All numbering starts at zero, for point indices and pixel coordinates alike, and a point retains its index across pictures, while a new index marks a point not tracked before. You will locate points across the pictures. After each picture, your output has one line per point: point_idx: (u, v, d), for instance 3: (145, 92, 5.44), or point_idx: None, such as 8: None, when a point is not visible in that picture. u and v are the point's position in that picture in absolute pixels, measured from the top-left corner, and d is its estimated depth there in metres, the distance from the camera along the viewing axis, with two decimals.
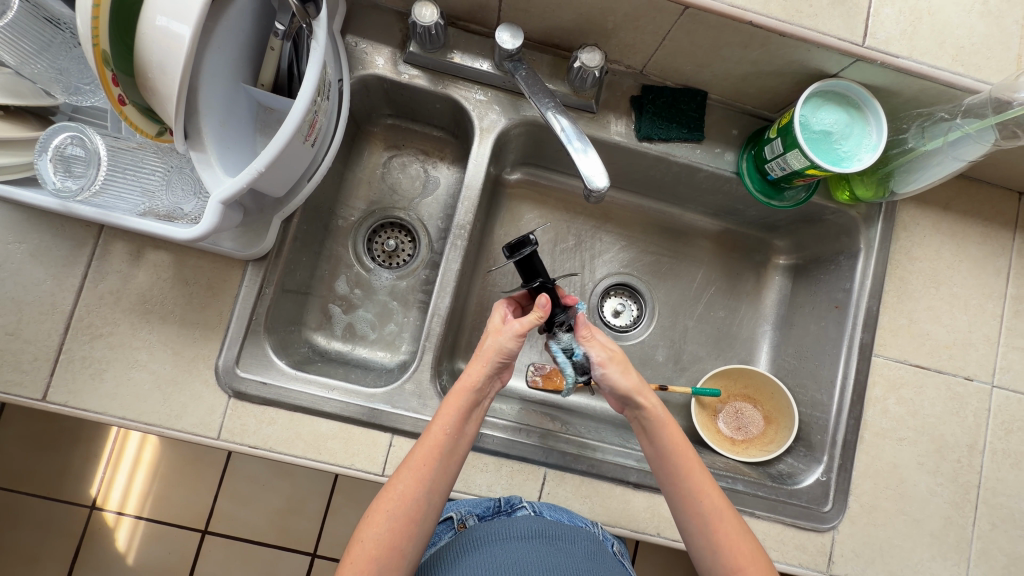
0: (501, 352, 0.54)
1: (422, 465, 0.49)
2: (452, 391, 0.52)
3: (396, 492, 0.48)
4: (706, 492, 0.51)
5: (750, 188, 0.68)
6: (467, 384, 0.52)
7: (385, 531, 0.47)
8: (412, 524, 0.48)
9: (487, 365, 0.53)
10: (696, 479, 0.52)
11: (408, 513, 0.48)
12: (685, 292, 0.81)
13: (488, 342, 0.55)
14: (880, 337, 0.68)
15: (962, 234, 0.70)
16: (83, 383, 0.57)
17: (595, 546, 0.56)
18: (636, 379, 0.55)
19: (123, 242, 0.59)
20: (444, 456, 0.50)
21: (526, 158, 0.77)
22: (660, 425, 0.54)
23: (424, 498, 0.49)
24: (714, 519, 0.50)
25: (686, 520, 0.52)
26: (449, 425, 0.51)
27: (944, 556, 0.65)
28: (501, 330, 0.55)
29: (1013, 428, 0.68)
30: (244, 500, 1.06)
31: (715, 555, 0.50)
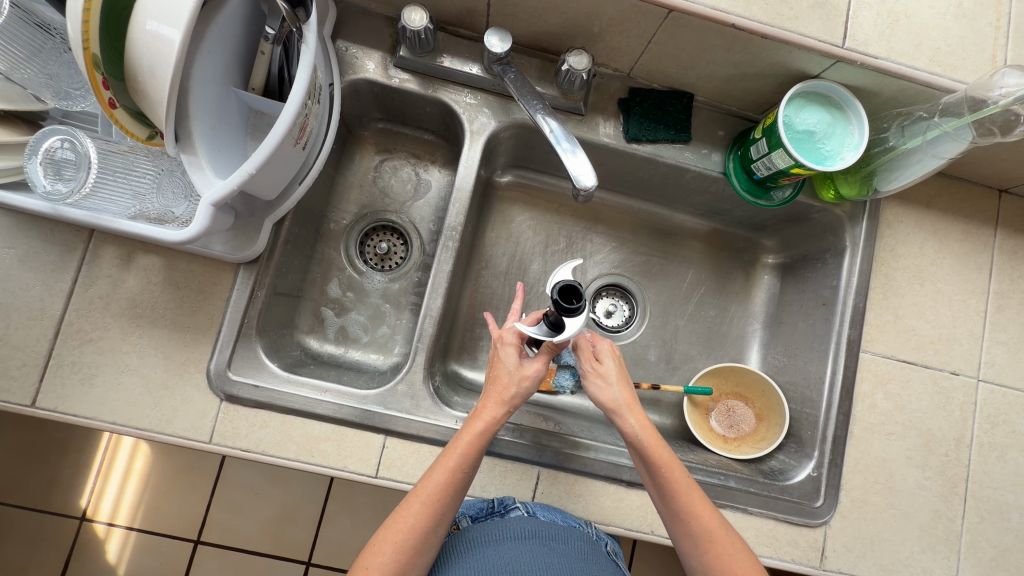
0: (522, 400, 0.54)
1: (435, 499, 0.49)
2: (471, 428, 0.51)
3: (405, 525, 0.48)
4: (695, 513, 0.52)
5: (737, 188, 0.69)
6: (486, 423, 0.52)
7: (390, 562, 0.47)
8: (417, 554, 0.48)
9: (510, 408, 0.53)
10: (685, 498, 0.52)
11: (416, 546, 0.48)
12: (676, 291, 0.82)
13: (515, 388, 0.53)
14: (867, 333, 0.69)
15: (944, 232, 0.72)
16: (73, 388, 0.57)
17: (589, 546, 0.56)
18: (615, 395, 0.55)
19: (113, 246, 0.59)
20: (459, 492, 0.50)
21: (517, 161, 0.78)
22: (641, 449, 0.53)
23: (434, 529, 0.49)
24: (703, 538, 0.51)
25: (679, 539, 0.53)
26: (466, 463, 0.51)
27: (934, 550, 0.66)
28: (530, 377, 0.54)
29: (998, 422, 0.69)
30: (237, 509, 1.05)
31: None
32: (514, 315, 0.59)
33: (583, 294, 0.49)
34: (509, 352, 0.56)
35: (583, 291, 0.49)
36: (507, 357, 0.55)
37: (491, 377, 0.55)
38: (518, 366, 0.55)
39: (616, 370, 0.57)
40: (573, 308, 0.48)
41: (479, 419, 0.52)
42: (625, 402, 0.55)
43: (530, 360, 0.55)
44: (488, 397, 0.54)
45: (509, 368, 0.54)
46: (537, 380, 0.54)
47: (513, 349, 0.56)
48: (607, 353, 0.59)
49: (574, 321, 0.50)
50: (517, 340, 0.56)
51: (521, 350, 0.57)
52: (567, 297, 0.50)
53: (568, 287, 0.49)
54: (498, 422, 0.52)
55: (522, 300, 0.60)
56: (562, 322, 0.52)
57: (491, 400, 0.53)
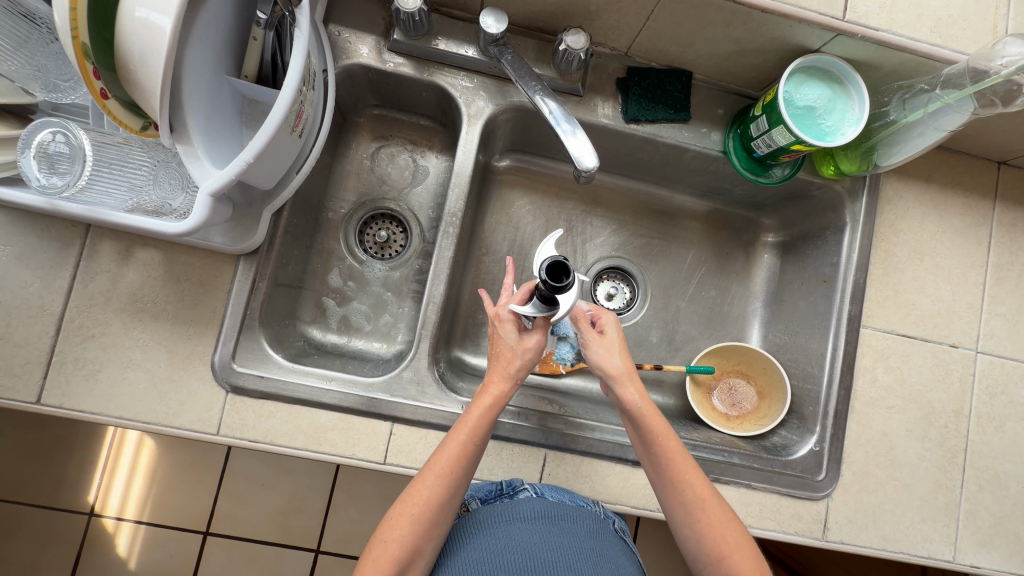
0: (526, 372, 0.55)
1: (449, 472, 0.50)
2: (480, 403, 0.52)
3: (421, 498, 0.49)
4: (688, 481, 0.53)
5: (737, 166, 0.68)
6: (495, 399, 0.53)
7: (409, 534, 0.48)
8: (433, 525, 0.49)
9: (516, 381, 0.54)
10: (679, 466, 0.53)
11: (432, 517, 0.49)
12: (676, 273, 0.82)
13: (519, 362, 0.54)
14: (867, 309, 0.69)
15: (943, 206, 0.72)
16: (78, 384, 0.57)
17: (597, 525, 0.57)
18: (618, 363, 0.56)
19: (111, 241, 0.58)
20: (471, 464, 0.51)
21: (515, 144, 0.77)
22: (639, 418, 0.54)
23: (449, 502, 0.50)
24: (695, 505, 0.53)
25: (670, 507, 0.54)
26: (478, 436, 0.51)
27: (933, 519, 0.68)
28: (532, 350, 0.55)
29: (997, 392, 0.70)
30: (245, 500, 1.06)
31: (700, 541, 0.53)
32: (508, 291, 0.59)
33: (571, 269, 0.49)
34: (509, 328, 0.55)
35: (571, 266, 0.49)
36: (507, 333, 0.55)
37: (494, 354, 0.56)
38: (519, 341, 0.55)
39: (619, 341, 0.58)
40: (563, 285, 0.48)
41: (486, 394, 0.53)
42: (624, 371, 0.56)
43: (528, 333, 0.56)
44: (493, 372, 0.54)
45: (511, 345, 0.55)
46: (538, 351, 0.55)
47: (511, 326, 0.55)
48: (611, 324, 0.59)
49: (567, 295, 0.50)
50: (515, 315, 0.55)
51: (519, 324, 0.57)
52: (556, 274, 0.49)
53: (556, 263, 0.49)
54: (507, 396, 0.53)
55: (514, 275, 0.60)
56: (555, 298, 0.52)
57: (497, 374, 0.54)
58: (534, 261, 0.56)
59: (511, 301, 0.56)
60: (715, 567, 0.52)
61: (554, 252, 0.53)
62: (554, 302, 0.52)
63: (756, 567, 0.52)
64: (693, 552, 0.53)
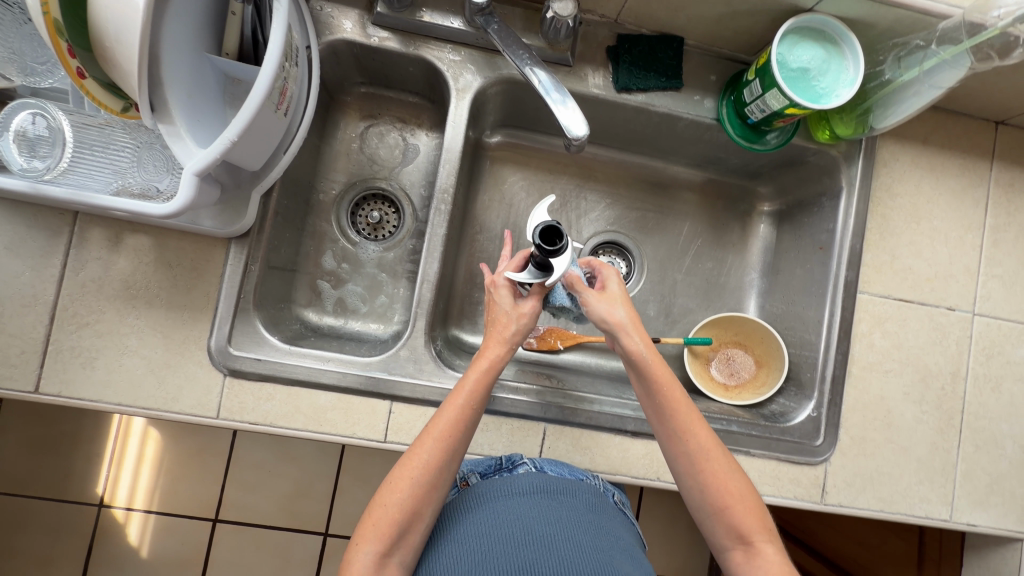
0: (521, 337, 0.56)
1: (447, 435, 0.51)
2: (477, 367, 0.54)
3: (420, 461, 0.50)
4: (691, 431, 0.54)
5: (730, 134, 0.68)
6: (491, 363, 0.54)
7: (409, 497, 0.49)
8: (432, 488, 0.50)
9: (512, 346, 0.55)
10: (683, 416, 0.54)
11: (431, 480, 0.50)
12: (672, 246, 0.82)
13: (514, 326, 0.56)
14: (864, 274, 0.69)
15: (940, 168, 0.71)
16: (75, 372, 0.57)
17: (597, 499, 0.57)
18: (621, 314, 0.56)
19: (100, 228, 0.58)
20: (468, 428, 0.53)
21: (506, 119, 0.76)
22: (645, 365, 0.54)
23: (447, 464, 0.51)
24: (698, 456, 0.53)
25: (674, 460, 0.55)
26: (474, 401, 0.53)
27: (930, 479, 0.68)
28: (527, 315, 0.56)
29: (993, 354, 0.70)
30: (252, 487, 1.08)
31: (703, 492, 0.53)
32: (504, 260, 0.61)
33: (563, 232, 0.52)
34: (503, 293, 0.57)
35: (563, 230, 0.52)
36: (503, 299, 0.57)
37: (490, 321, 0.57)
38: (514, 306, 0.56)
39: (621, 296, 0.58)
40: (555, 248, 0.51)
41: (483, 359, 0.54)
42: (629, 321, 0.56)
43: (523, 299, 0.57)
44: (490, 338, 0.56)
45: (506, 309, 0.56)
46: (533, 317, 0.57)
47: (506, 291, 0.58)
48: (613, 279, 0.59)
49: (560, 260, 0.52)
50: (509, 282, 0.58)
51: (515, 291, 0.59)
52: (549, 238, 0.52)
53: (549, 228, 0.52)
54: (503, 360, 0.54)
55: (509, 247, 0.62)
56: (549, 263, 0.54)
57: (494, 340, 0.55)
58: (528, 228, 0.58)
59: (506, 269, 0.59)
60: (717, 516, 0.53)
61: (546, 218, 0.55)
62: (548, 267, 0.55)
63: (757, 515, 0.53)
64: (695, 503, 0.54)
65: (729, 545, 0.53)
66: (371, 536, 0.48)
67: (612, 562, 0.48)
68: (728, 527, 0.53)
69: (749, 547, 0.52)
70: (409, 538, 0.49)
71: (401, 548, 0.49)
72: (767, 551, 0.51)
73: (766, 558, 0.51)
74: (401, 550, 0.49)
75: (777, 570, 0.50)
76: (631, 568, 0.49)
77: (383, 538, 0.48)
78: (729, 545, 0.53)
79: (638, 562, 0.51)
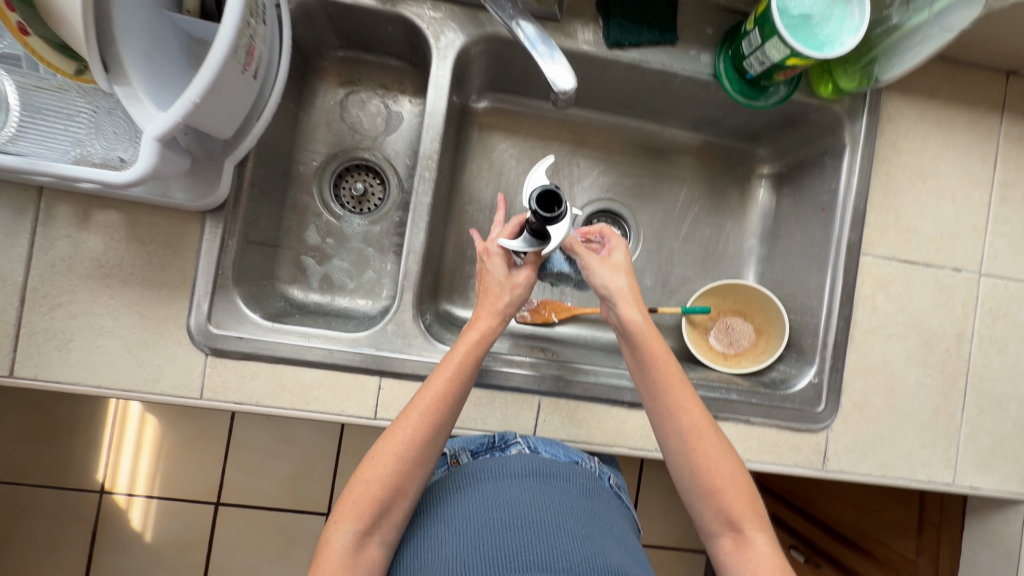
0: (514, 309, 0.55)
1: (434, 410, 0.50)
2: (467, 338, 0.52)
3: (405, 436, 0.49)
4: (684, 409, 0.52)
5: (728, 90, 0.64)
6: (481, 334, 0.53)
7: (392, 473, 0.48)
8: (417, 464, 0.49)
9: (503, 318, 0.55)
10: (678, 392, 0.53)
11: (416, 455, 0.49)
12: (668, 213, 0.79)
13: (507, 297, 0.55)
14: (868, 236, 0.67)
15: (948, 122, 0.68)
16: (50, 355, 0.55)
17: (591, 484, 0.56)
18: (621, 282, 0.56)
19: (67, 204, 0.55)
20: (456, 402, 0.51)
21: (492, 83, 0.72)
22: (642, 337, 0.54)
23: (433, 439, 0.50)
24: (690, 435, 0.52)
25: (664, 438, 0.54)
26: (464, 373, 0.51)
27: (933, 444, 0.67)
28: (521, 286, 0.56)
29: (999, 315, 0.68)
30: (252, 470, 1.07)
31: (693, 474, 0.52)
32: (499, 226, 0.60)
33: (563, 198, 0.49)
34: (497, 262, 0.57)
35: (563, 196, 0.49)
36: (496, 267, 0.57)
37: (483, 290, 0.56)
38: (507, 276, 0.56)
39: (626, 266, 0.58)
40: (554, 215, 0.48)
41: (474, 330, 0.53)
42: (630, 290, 0.56)
43: (518, 269, 0.57)
44: (482, 308, 0.55)
45: (498, 279, 0.56)
46: (527, 287, 0.56)
47: (499, 260, 0.57)
48: (619, 249, 0.59)
49: (557, 227, 0.52)
50: (503, 250, 0.57)
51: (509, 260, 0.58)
52: (547, 205, 0.49)
53: (547, 194, 0.49)
54: (494, 332, 0.54)
55: (504, 212, 0.61)
56: (546, 230, 0.52)
57: (485, 312, 0.54)
58: (524, 190, 0.56)
59: (500, 236, 0.58)
60: (706, 499, 0.52)
61: (545, 182, 0.52)
62: (544, 235, 0.54)
63: (747, 501, 0.52)
64: (685, 485, 0.53)
65: (717, 530, 0.52)
66: (350, 515, 0.48)
67: (602, 551, 0.46)
68: (716, 511, 0.52)
69: (737, 534, 0.51)
70: (391, 517, 0.49)
71: (382, 527, 0.48)
72: (756, 541, 0.50)
73: (755, 549, 0.50)
74: (382, 529, 0.48)
75: (766, 562, 0.49)
76: (623, 557, 0.47)
77: (363, 517, 0.47)
78: (717, 530, 0.52)
79: (630, 550, 0.50)
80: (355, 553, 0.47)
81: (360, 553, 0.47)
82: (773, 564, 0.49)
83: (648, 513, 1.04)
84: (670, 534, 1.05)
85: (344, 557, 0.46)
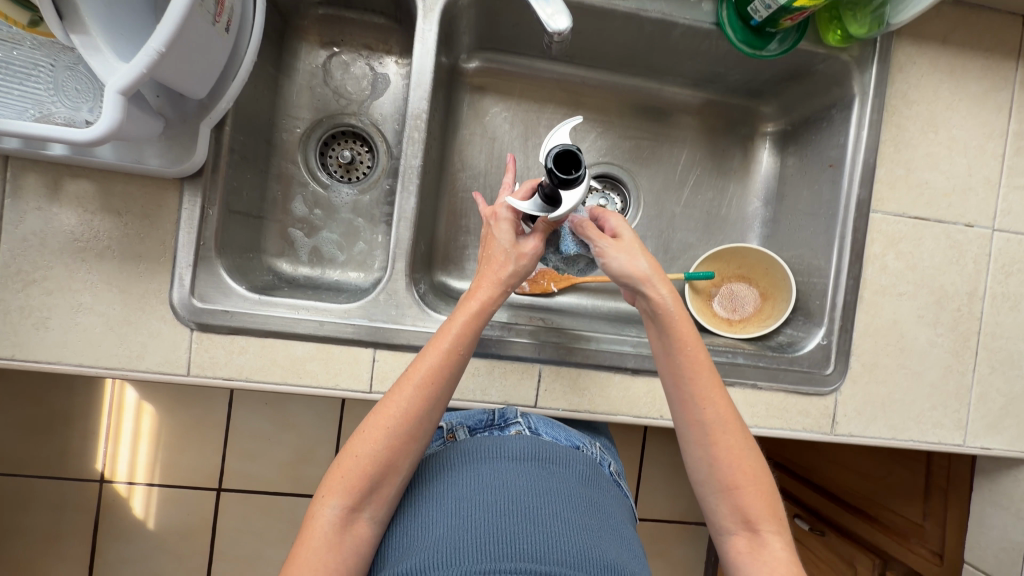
0: (517, 280, 0.53)
1: (428, 383, 0.48)
2: (466, 308, 0.50)
3: (397, 410, 0.47)
4: (710, 399, 0.50)
5: (732, 40, 0.62)
6: (480, 304, 0.51)
7: (383, 448, 0.46)
8: (410, 440, 0.47)
9: (506, 288, 0.52)
10: (703, 382, 0.50)
11: (409, 431, 0.47)
12: (669, 176, 0.76)
13: (512, 267, 0.52)
14: (878, 191, 0.64)
15: (961, 70, 0.65)
16: (28, 334, 0.52)
17: (591, 473, 0.53)
18: (643, 264, 0.51)
19: (36, 174, 0.52)
20: (451, 375, 0.49)
21: (483, 41, 0.68)
22: (670, 319, 0.50)
23: (427, 414, 0.48)
24: (712, 427, 0.50)
25: (684, 427, 0.52)
26: (461, 345, 0.49)
27: (944, 404, 0.66)
28: (527, 256, 0.53)
29: (1013, 271, 0.66)
30: (251, 456, 1.02)
31: (712, 467, 0.50)
32: (508, 190, 0.57)
33: (582, 162, 0.46)
34: (504, 228, 0.54)
35: (582, 158, 0.46)
36: (502, 234, 0.53)
37: (486, 258, 0.54)
38: (514, 245, 0.53)
39: (637, 243, 0.53)
40: (570, 177, 0.46)
41: (473, 300, 0.51)
42: (653, 272, 0.51)
43: (526, 237, 0.54)
44: (483, 277, 0.52)
45: (503, 246, 0.53)
46: (534, 258, 0.53)
47: (507, 225, 0.54)
48: (619, 226, 0.54)
49: (572, 192, 0.47)
50: (511, 215, 0.54)
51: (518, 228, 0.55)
52: (564, 166, 0.46)
53: (566, 153, 0.45)
54: (494, 302, 0.51)
55: (515, 174, 0.59)
56: (558, 196, 0.49)
57: (486, 280, 0.52)
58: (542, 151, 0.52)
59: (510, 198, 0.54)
60: (723, 495, 0.50)
61: (567, 140, 0.49)
62: (557, 200, 0.50)
63: (767, 501, 0.50)
64: (702, 478, 0.51)
65: (731, 528, 0.50)
66: (339, 490, 0.46)
67: (598, 543, 0.44)
68: (732, 508, 0.50)
69: (753, 535, 0.49)
70: (381, 493, 0.47)
71: (372, 503, 0.46)
72: (772, 544, 0.49)
73: (771, 552, 0.48)
74: (372, 505, 0.46)
75: (782, 567, 0.47)
76: (619, 551, 0.44)
77: (352, 493, 0.45)
78: (731, 528, 0.50)
79: (627, 544, 0.47)
80: (342, 529, 0.45)
81: (347, 531, 0.45)
82: (788, 569, 0.47)
83: (652, 485, 1.03)
84: (674, 507, 1.04)
85: (329, 533, 0.44)
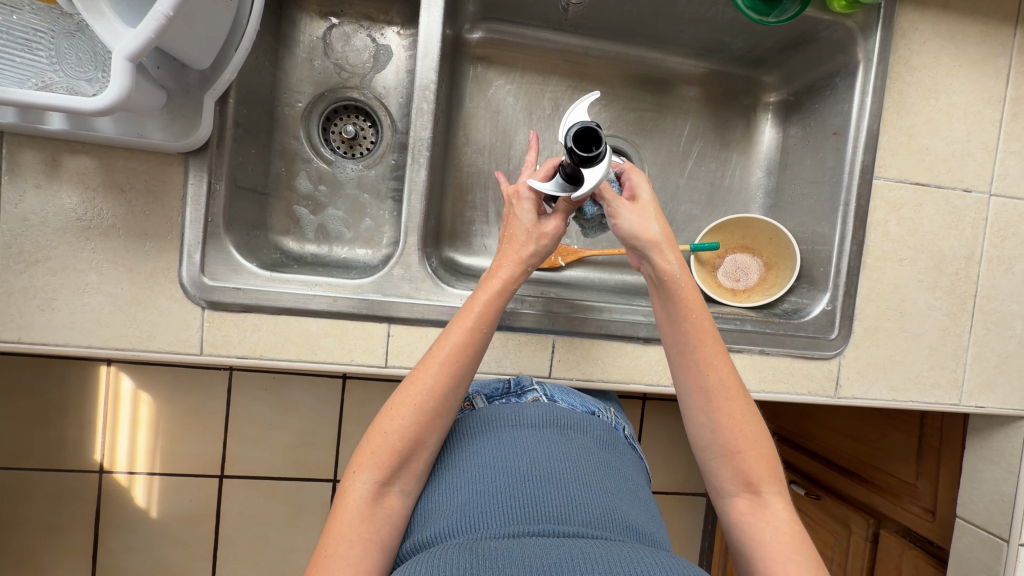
0: (538, 259, 0.54)
1: (453, 361, 0.48)
2: (488, 287, 0.50)
3: (424, 386, 0.47)
4: (713, 365, 0.51)
5: (739, 7, 0.62)
6: (501, 283, 0.51)
7: (411, 424, 0.46)
8: (437, 416, 0.47)
9: (526, 268, 0.53)
10: (708, 348, 0.51)
11: (436, 407, 0.47)
12: (673, 148, 0.76)
13: (533, 247, 0.53)
14: (880, 158, 0.65)
15: (961, 36, 0.65)
16: (33, 315, 0.51)
17: (608, 435, 0.54)
18: (654, 229, 0.53)
19: (33, 150, 0.50)
20: (476, 354, 0.49)
21: (487, 10, 0.67)
22: (675, 286, 0.52)
23: (451, 392, 0.48)
24: (715, 393, 0.51)
25: (687, 394, 0.53)
26: (484, 323, 0.49)
27: (942, 365, 0.68)
28: (549, 236, 0.53)
29: (1008, 235, 0.67)
30: (254, 442, 0.96)
31: (714, 432, 0.51)
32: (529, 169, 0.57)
33: (602, 138, 0.46)
34: (526, 208, 0.54)
35: (603, 135, 0.46)
36: (524, 214, 0.53)
37: (507, 236, 0.54)
38: (535, 224, 0.53)
39: (653, 207, 0.54)
40: (590, 155, 0.46)
41: (494, 279, 0.51)
42: (663, 237, 0.53)
43: (547, 218, 0.54)
44: (504, 256, 0.52)
45: (525, 227, 0.53)
46: (555, 238, 0.54)
47: (529, 206, 0.54)
48: (643, 188, 0.56)
49: (593, 171, 0.47)
50: (534, 195, 0.54)
51: (539, 208, 0.55)
52: (584, 142, 0.47)
53: (585, 130, 0.46)
54: (515, 281, 0.52)
55: (537, 153, 0.59)
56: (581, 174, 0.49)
57: (508, 260, 0.52)
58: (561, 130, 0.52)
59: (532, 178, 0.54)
60: (725, 458, 0.51)
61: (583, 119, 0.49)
62: (579, 179, 0.50)
63: (767, 463, 0.51)
64: (703, 443, 0.52)
65: (733, 491, 0.51)
66: (369, 465, 0.46)
67: (622, 507, 0.45)
68: (735, 470, 0.50)
69: (755, 496, 0.50)
70: (411, 467, 0.47)
71: (402, 477, 0.47)
72: (773, 505, 0.49)
73: (772, 512, 0.49)
74: (402, 479, 0.47)
75: (783, 525, 0.48)
76: (641, 514, 0.45)
77: (382, 468, 0.46)
78: (733, 491, 0.51)
79: (647, 506, 0.48)
80: (373, 503, 0.45)
81: (378, 504, 0.45)
82: (790, 530, 0.48)
83: (655, 457, 1.05)
84: (675, 477, 1.06)
85: (362, 506, 0.45)
